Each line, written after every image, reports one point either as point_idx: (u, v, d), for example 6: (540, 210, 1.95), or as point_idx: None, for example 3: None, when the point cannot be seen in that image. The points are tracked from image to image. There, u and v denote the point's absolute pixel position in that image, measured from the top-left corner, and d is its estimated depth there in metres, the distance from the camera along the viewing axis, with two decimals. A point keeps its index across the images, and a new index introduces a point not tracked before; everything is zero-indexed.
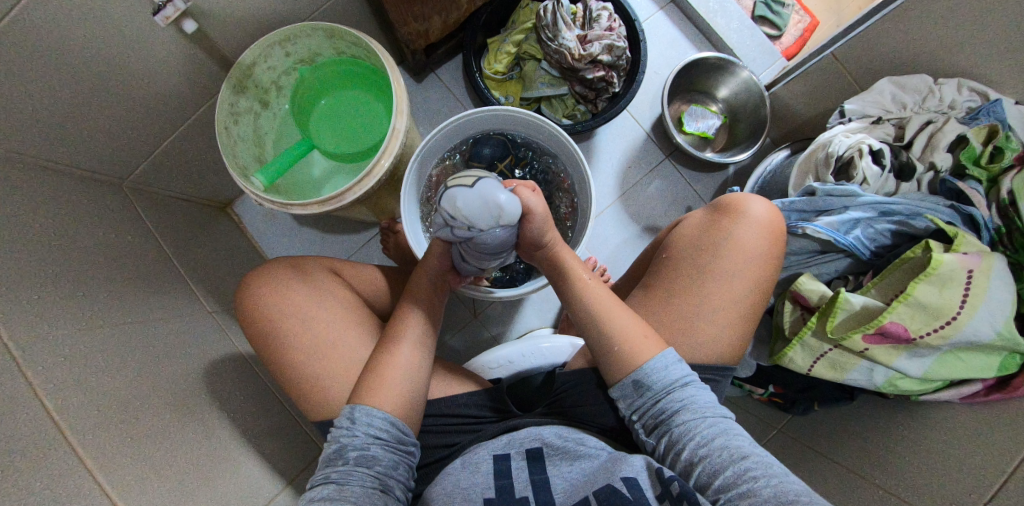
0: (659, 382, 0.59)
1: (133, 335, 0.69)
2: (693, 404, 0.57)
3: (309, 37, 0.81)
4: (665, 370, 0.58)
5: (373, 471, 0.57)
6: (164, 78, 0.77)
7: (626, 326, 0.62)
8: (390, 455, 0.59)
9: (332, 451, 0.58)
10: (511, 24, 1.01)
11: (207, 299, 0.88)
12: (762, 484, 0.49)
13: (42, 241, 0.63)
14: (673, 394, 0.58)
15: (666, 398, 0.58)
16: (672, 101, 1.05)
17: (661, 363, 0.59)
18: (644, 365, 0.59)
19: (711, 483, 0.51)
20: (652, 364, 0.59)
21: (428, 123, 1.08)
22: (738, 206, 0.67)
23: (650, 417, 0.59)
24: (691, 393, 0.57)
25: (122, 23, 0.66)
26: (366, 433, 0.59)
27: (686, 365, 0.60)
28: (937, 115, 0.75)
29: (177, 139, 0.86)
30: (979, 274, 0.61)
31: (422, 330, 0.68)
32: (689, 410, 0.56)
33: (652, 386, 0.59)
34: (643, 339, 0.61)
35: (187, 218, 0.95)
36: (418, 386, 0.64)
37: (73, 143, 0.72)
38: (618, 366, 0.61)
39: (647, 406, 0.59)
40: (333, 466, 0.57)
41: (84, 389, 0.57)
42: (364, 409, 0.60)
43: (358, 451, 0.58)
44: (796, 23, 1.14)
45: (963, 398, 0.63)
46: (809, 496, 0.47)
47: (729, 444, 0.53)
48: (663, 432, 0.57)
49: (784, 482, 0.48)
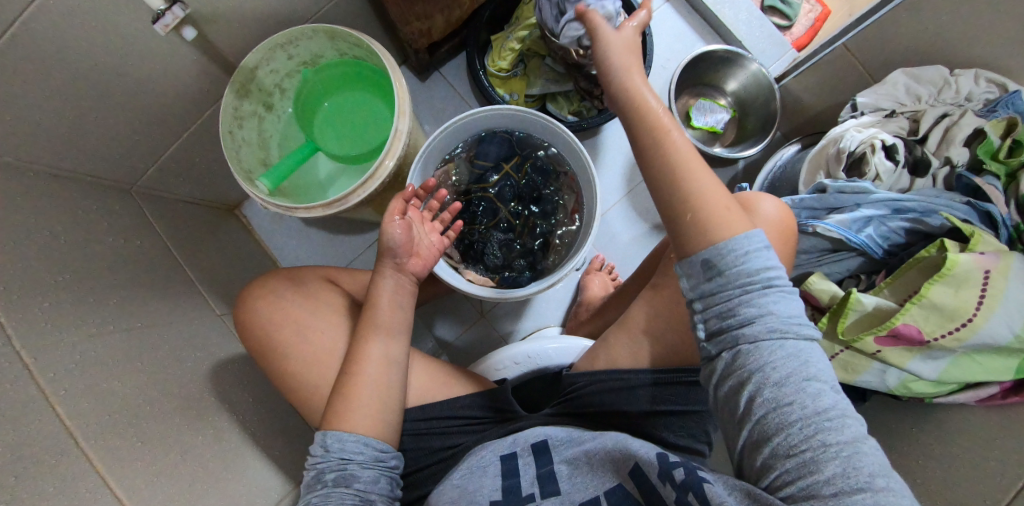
0: (736, 268, 0.48)
1: (143, 339, 0.70)
2: (770, 318, 0.46)
3: (311, 39, 0.80)
4: (747, 255, 0.47)
5: (354, 490, 0.57)
6: (168, 83, 0.77)
7: (718, 197, 0.51)
8: (371, 472, 0.59)
9: (311, 476, 0.58)
10: (515, 19, 0.99)
11: (215, 301, 0.89)
12: (828, 445, 0.40)
13: (51, 249, 0.64)
14: (745, 299, 0.47)
15: (745, 298, 0.47)
16: (679, 95, 1.03)
17: (744, 248, 0.48)
18: (721, 244, 0.49)
19: (768, 427, 0.43)
20: (734, 243, 0.48)
21: (432, 123, 1.07)
22: (749, 206, 0.65)
23: (717, 308, 0.48)
24: (775, 305, 0.46)
25: (125, 30, 0.66)
26: (340, 457, 0.58)
27: (772, 254, 0.49)
28: (952, 108, 0.72)
29: (184, 143, 0.87)
30: (997, 275, 0.58)
31: (398, 322, 0.66)
32: (765, 322, 0.46)
33: (728, 276, 0.48)
34: (720, 214, 0.50)
35: (195, 221, 0.96)
36: (397, 367, 0.64)
37: (80, 150, 0.73)
38: (696, 236, 0.50)
39: (716, 292, 0.48)
40: (313, 492, 0.57)
41: (96, 395, 0.58)
42: (335, 435, 0.59)
43: (336, 473, 0.57)
44: (807, 13, 1.11)
45: (980, 400, 0.61)
46: (886, 477, 0.40)
47: (804, 385, 0.44)
48: (727, 338, 0.48)
49: (857, 453, 0.40)
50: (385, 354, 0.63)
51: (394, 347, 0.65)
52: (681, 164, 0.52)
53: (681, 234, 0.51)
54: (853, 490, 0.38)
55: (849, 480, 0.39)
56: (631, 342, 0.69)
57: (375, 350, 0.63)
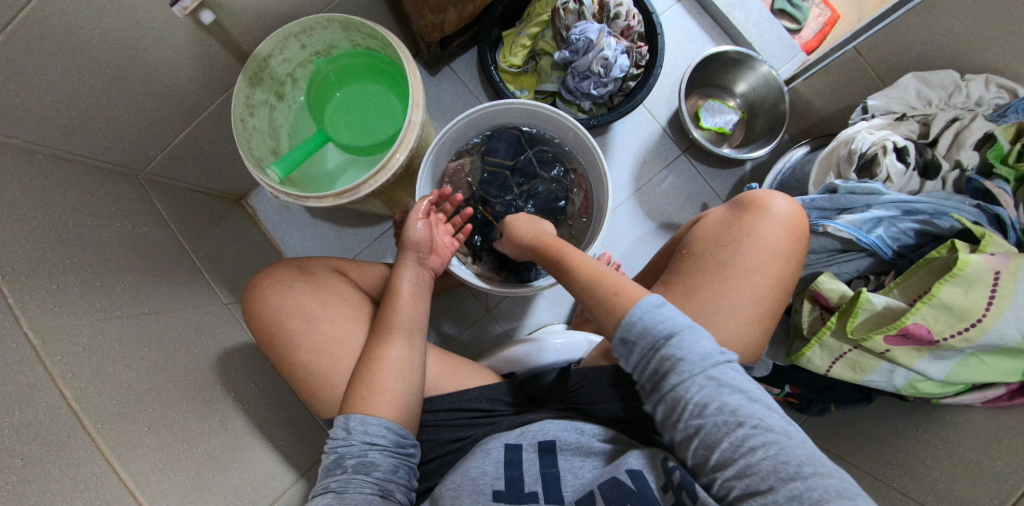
0: (646, 335, 0.53)
1: (150, 325, 0.70)
2: (683, 364, 0.51)
3: (325, 29, 0.80)
4: (655, 321, 0.53)
5: (374, 478, 0.57)
6: (180, 69, 0.77)
7: (610, 284, 0.60)
8: (391, 460, 0.59)
9: (332, 460, 0.59)
10: (526, 16, 1.00)
11: (222, 290, 0.88)
12: (761, 454, 0.47)
13: (59, 232, 0.64)
14: (659, 355, 0.52)
15: (659, 353, 0.52)
16: (688, 96, 1.04)
17: (641, 319, 0.54)
18: (627, 319, 0.55)
19: (707, 453, 0.49)
20: (637, 314, 0.55)
21: (441, 117, 1.07)
22: (761, 202, 0.66)
23: (646, 377, 0.54)
24: (681, 347, 0.52)
25: (138, 14, 0.66)
26: (362, 442, 0.59)
27: (670, 307, 0.54)
28: (963, 112, 0.72)
29: (193, 130, 0.87)
30: (1007, 276, 0.58)
31: (415, 319, 0.68)
32: (678, 368, 0.51)
33: (640, 346, 0.54)
34: (614, 298, 0.58)
35: (202, 210, 0.95)
36: (416, 360, 0.65)
37: (89, 134, 0.72)
38: (607, 324, 0.58)
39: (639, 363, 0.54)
40: (332, 476, 0.57)
41: (103, 379, 0.58)
42: (358, 418, 0.60)
43: (356, 459, 0.58)
44: (816, 17, 1.12)
45: (985, 401, 0.62)
46: (812, 463, 0.46)
47: (723, 407, 0.49)
48: (657, 395, 0.53)
49: (784, 453, 0.46)
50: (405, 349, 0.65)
51: (413, 347, 0.66)
52: (591, 275, 0.62)
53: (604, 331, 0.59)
54: (790, 481, 0.45)
55: (784, 478, 0.45)
56: None
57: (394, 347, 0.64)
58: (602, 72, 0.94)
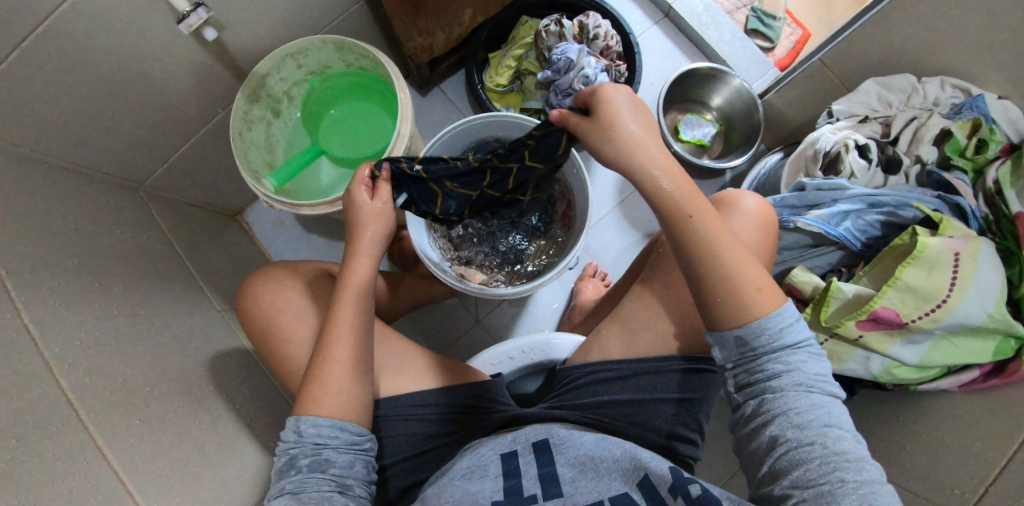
0: (767, 338, 0.51)
1: (145, 326, 0.72)
2: (798, 377, 0.50)
3: (320, 50, 0.86)
4: (783, 326, 0.50)
5: (330, 475, 0.55)
6: (183, 86, 0.82)
7: (752, 277, 0.52)
8: (346, 457, 0.57)
9: (283, 463, 0.56)
10: (511, 39, 1.06)
11: (216, 298, 0.91)
12: (850, 484, 0.43)
13: (61, 236, 0.67)
14: (773, 361, 0.51)
15: (775, 358, 0.51)
16: (668, 110, 1.08)
17: (777, 321, 0.51)
18: (756, 320, 0.51)
19: (788, 466, 0.46)
20: (770, 320, 0.51)
21: (431, 134, 1.12)
22: (731, 200, 0.68)
23: (748, 376, 0.52)
24: (802, 363, 0.50)
25: (145, 33, 0.71)
26: (314, 442, 0.56)
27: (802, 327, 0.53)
28: (921, 112, 0.77)
29: (193, 146, 0.91)
30: (967, 256, 0.60)
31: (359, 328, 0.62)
32: (791, 377, 0.49)
33: (758, 345, 0.51)
34: (753, 294, 0.51)
35: (199, 223, 0.99)
36: (369, 358, 0.61)
37: (93, 146, 0.77)
38: (731, 313, 0.52)
39: (746, 360, 0.52)
40: (287, 478, 0.55)
41: (97, 371, 0.59)
42: (309, 421, 0.57)
43: (309, 459, 0.55)
44: (788, 36, 1.18)
45: (962, 385, 0.62)
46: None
47: (828, 431, 0.46)
48: (756, 396, 0.51)
49: (876, 493, 0.42)
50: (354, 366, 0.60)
51: (362, 356, 0.61)
52: (717, 241, 0.52)
53: (711, 303, 0.52)
54: None
55: None
56: (623, 332, 0.70)
57: (343, 350, 0.59)
58: None
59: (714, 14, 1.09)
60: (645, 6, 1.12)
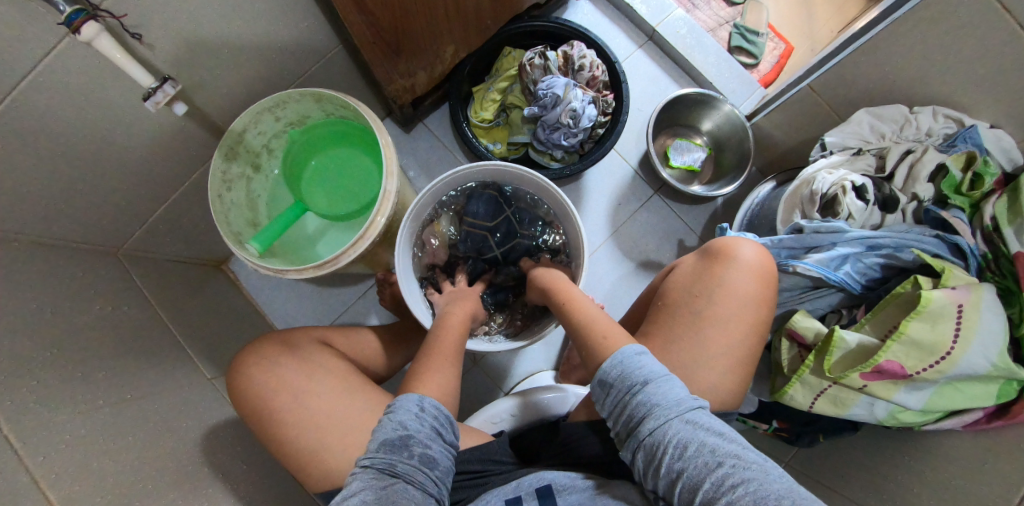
0: (625, 383, 0.57)
1: (133, 410, 0.69)
2: (659, 409, 0.54)
3: (298, 102, 0.82)
4: (632, 368, 0.57)
5: (435, 474, 0.56)
6: (155, 149, 0.78)
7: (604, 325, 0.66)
8: (445, 461, 0.59)
9: (396, 438, 0.57)
10: (495, 71, 1.04)
11: (205, 364, 0.88)
12: (739, 492, 0.47)
13: (37, 325, 0.64)
14: (635, 403, 0.56)
15: (636, 398, 0.56)
16: (657, 137, 1.07)
17: (631, 371, 0.57)
18: (611, 366, 0.59)
19: (691, 495, 0.50)
20: (617, 367, 0.58)
21: (417, 173, 1.09)
22: (728, 250, 0.67)
23: (624, 423, 0.56)
24: (657, 393, 0.55)
25: (113, 102, 0.68)
26: (431, 429, 0.59)
27: (648, 359, 0.58)
28: (915, 144, 0.76)
29: (171, 205, 0.88)
30: (969, 307, 0.60)
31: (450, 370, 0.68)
32: (656, 413, 0.54)
33: (622, 398, 0.56)
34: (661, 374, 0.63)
35: (183, 280, 0.96)
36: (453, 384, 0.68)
37: (64, 220, 0.73)
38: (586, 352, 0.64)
39: (618, 409, 0.57)
40: (400, 456, 0.55)
41: (85, 473, 0.57)
42: (433, 404, 0.61)
43: (423, 447, 0.57)
44: (772, 50, 1.17)
45: (966, 425, 0.63)
46: (789, 492, 0.47)
47: (705, 450, 0.51)
48: (636, 440, 0.55)
49: (758, 486, 0.47)
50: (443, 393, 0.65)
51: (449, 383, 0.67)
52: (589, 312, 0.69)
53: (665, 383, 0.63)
54: None
55: None
56: None
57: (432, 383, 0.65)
58: (570, 124, 0.97)
59: (698, 35, 1.08)
60: (629, 29, 1.10)
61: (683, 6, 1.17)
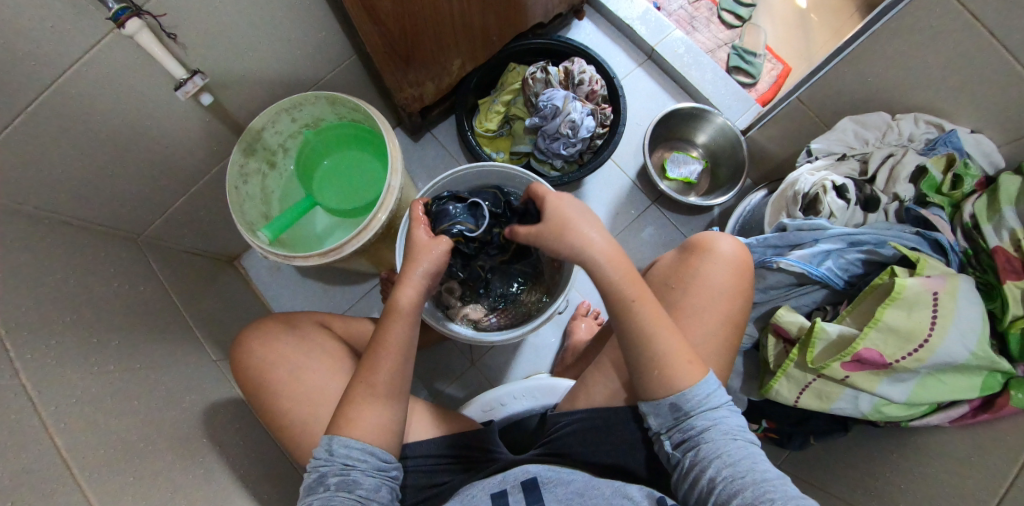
0: (692, 400, 0.58)
1: (140, 378, 0.73)
2: (723, 429, 0.56)
3: (314, 104, 0.89)
4: (706, 390, 0.58)
5: (357, 496, 0.57)
6: (180, 142, 0.85)
7: (680, 351, 0.59)
8: (373, 480, 0.59)
9: (313, 479, 0.58)
10: (500, 85, 1.10)
11: (212, 347, 0.92)
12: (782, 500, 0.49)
13: (60, 292, 0.69)
14: (698, 421, 0.57)
15: (700, 416, 0.57)
16: (654, 149, 1.11)
17: (702, 387, 0.58)
18: (683, 391, 0.58)
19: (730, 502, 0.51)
20: (692, 388, 0.58)
21: (424, 178, 1.15)
22: (706, 244, 0.69)
23: (680, 435, 0.58)
24: (723, 417, 0.57)
25: (147, 95, 0.75)
26: (343, 462, 0.58)
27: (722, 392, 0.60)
28: (897, 148, 0.79)
29: (191, 197, 0.94)
30: (945, 295, 0.61)
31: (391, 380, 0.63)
32: (718, 430, 0.56)
33: (687, 407, 0.58)
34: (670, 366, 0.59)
35: (197, 270, 1.01)
36: (400, 388, 0.64)
37: (93, 202, 0.80)
38: (659, 385, 0.59)
39: (679, 423, 0.58)
40: (315, 494, 0.57)
41: (91, 426, 0.60)
42: (341, 440, 0.59)
43: (339, 478, 0.57)
44: (769, 71, 1.21)
45: (952, 421, 0.62)
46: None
47: (754, 467, 0.53)
48: (690, 448, 0.57)
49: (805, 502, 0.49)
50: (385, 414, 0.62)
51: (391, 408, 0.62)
52: (652, 320, 0.60)
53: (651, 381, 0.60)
54: None
55: None
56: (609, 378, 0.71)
57: (370, 417, 0.61)
58: (570, 134, 1.01)
59: (695, 54, 1.13)
60: (629, 49, 1.16)
61: (683, 29, 1.23)
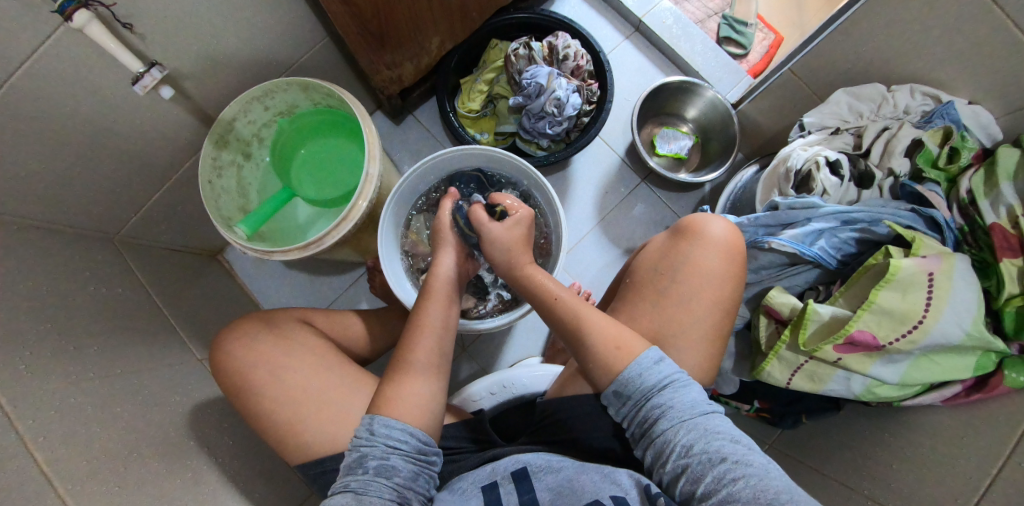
0: (638, 390, 0.57)
1: (122, 384, 0.71)
2: (672, 412, 0.55)
3: (286, 92, 0.85)
4: (641, 377, 0.57)
5: (394, 483, 0.55)
6: (149, 136, 0.81)
7: (609, 337, 0.61)
8: (411, 467, 0.57)
9: (353, 459, 0.57)
10: (482, 63, 1.06)
11: (197, 346, 0.90)
12: (738, 486, 0.48)
13: (34, 301, 0.66)
14: (647, 410, 0.56)
15: (649, 404, 0.56)
16: (643, 125, 1.08)
17: (639, 370, 0.58)
18: (622, 377, 0.58)
19: (692, 491, 0.51)
20: (629, 372, 0.58)
21: (406, 163, 1.12)
22: (697, 227, 0.67)
23: (637, 427, 0.57)
24: (671, 397, 0.55)
25: (108, 88, 0.71)
26: (384, 444, 0.57)
27: (666, 365, 0.58)
28: (892, 122, 0.77)
29: (167, 192, 0.91)
30: (941, 275, 0.60)
31: (438, 354, 0.67)
32: (668, 415, 0.55)
33: (636, 399, 0.57)
34: (614, 353, 0.59)
35: (178, 267, 0.99)
36: (444, 360, 0.67)
37: (61, 204, 0.76)
38: (601, 374, 0.60)
39: (633, 415, 0.58)
40: (353, 475, 0.56)
41: (72, 437, 0.59)
42: (382, 421, 0.59)
43: (378, 461, 0.56)
44: (761, 41, 1.17)
45: (945, 400, 0.62)
46: (788, 493, 0.47)
47: (708, 450, 0.52)
48: (648, 440, 0.56)
49: (761, 483, 0.47)
50: (430, 389, 0.63)
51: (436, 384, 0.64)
52: (576, 311, 0.64)
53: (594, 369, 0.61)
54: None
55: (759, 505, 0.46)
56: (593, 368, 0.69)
57: (414, 390, 0.62)
58: (556, 112, 0.98)
59: (684, 25, 1.09)
60: (615, 22, 1.12)
61: None
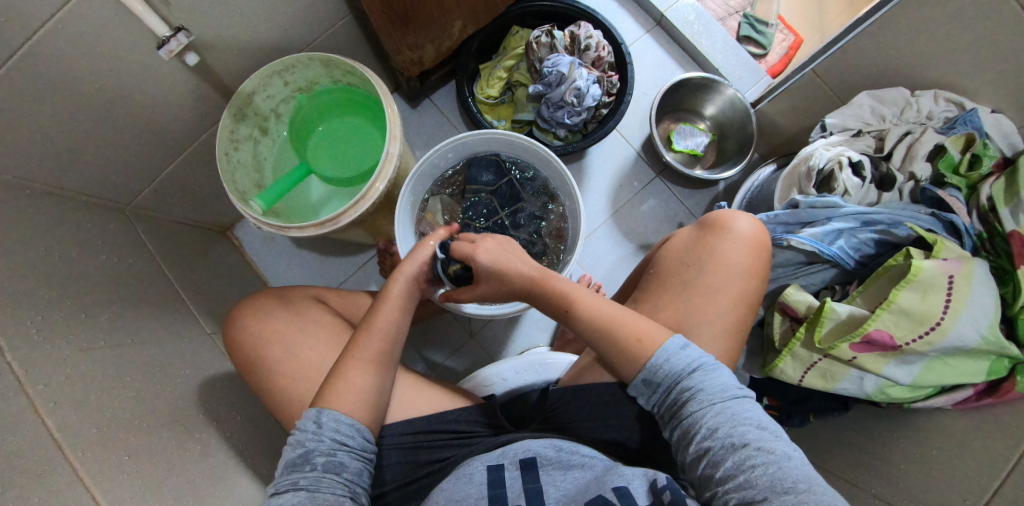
0: (667, 373, 0.58)
1: (132, 355, 0.70)
2: (700, 396, 0.55)
3: (307, 67, 0.84)
4: (669, 361, 0.57)
5: (343, 478, 0.56)
6: (165, 106, 0.80)
7: (632, 329, 0.61)
8: (357, 463, 0.58)
9: (297, 455, 0.56)
10: (502, 49, 1.05)
11: (206, 320, 0.90)
12: (759, 471, 0.48)
13: (46, 266, 0.65)
14: (676, 393, 0.57)
15: (678, 387, 0.57)
16: (661, 120, 1.08)
17: (665, 355, 0.58)
18: (648, 364, 0.59)
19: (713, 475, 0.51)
20: (654, 359, 0.59)
21: (421, 147, 1.11)
22: (724, 222, 0.68)
23: (666, 409, 0.58)
24: (701, 381, 0.56)
25: (127, 53, 0.70)
26: (332, 439, 0.57)
27: (697, 351, 0.59)
28: (915, 126, 0.77)
29: (181, 164, 0.90)
30: (960, 279, 0.61)
31: (388, 345, 0.65)
32: (696, 398, 0.55)
33: (664, 382, 0.58)
34: (637, 346, 0.60)
35: (188, 241, 0.98)
36: (392, 354, 0.65)
37: (75, 170, 0.75)
38: (627, 365, 0.61)
39: (662, 398, 0.58)
40: (301, 472, 0.55)
41: (83, 405, 0.58)
42: (331, 414, 0.58)
43: (326, 458, 0.56)
44: (781, 42, 1.17)
45: (956, 403, 0.63)
46: (808, 482, 0.47)
47: (733, 434, 0.52)
48: (675, 423, 0.57)
49: (781, 470, 0.47)
50: (373, 382, 0.62)
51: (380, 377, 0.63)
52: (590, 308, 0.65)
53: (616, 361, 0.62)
54: (782, 494, 0.46)
55: (777, 492, 0.46)
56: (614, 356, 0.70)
57: (360, 382, 0.61)
58: (575, 102, 0.97)
59: (706, 22, 1.09)
60: (637, 15, 1.11)
61: None
